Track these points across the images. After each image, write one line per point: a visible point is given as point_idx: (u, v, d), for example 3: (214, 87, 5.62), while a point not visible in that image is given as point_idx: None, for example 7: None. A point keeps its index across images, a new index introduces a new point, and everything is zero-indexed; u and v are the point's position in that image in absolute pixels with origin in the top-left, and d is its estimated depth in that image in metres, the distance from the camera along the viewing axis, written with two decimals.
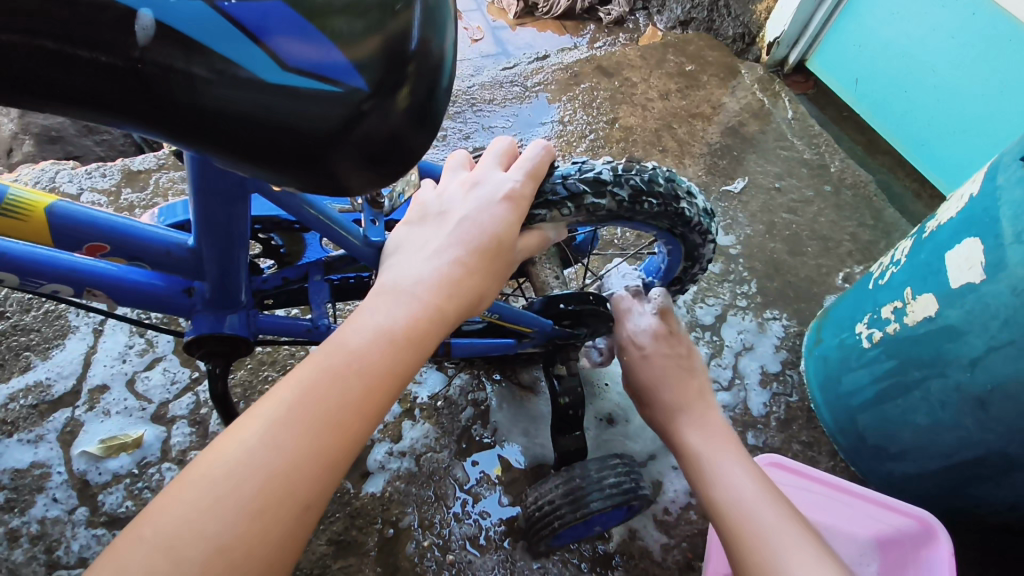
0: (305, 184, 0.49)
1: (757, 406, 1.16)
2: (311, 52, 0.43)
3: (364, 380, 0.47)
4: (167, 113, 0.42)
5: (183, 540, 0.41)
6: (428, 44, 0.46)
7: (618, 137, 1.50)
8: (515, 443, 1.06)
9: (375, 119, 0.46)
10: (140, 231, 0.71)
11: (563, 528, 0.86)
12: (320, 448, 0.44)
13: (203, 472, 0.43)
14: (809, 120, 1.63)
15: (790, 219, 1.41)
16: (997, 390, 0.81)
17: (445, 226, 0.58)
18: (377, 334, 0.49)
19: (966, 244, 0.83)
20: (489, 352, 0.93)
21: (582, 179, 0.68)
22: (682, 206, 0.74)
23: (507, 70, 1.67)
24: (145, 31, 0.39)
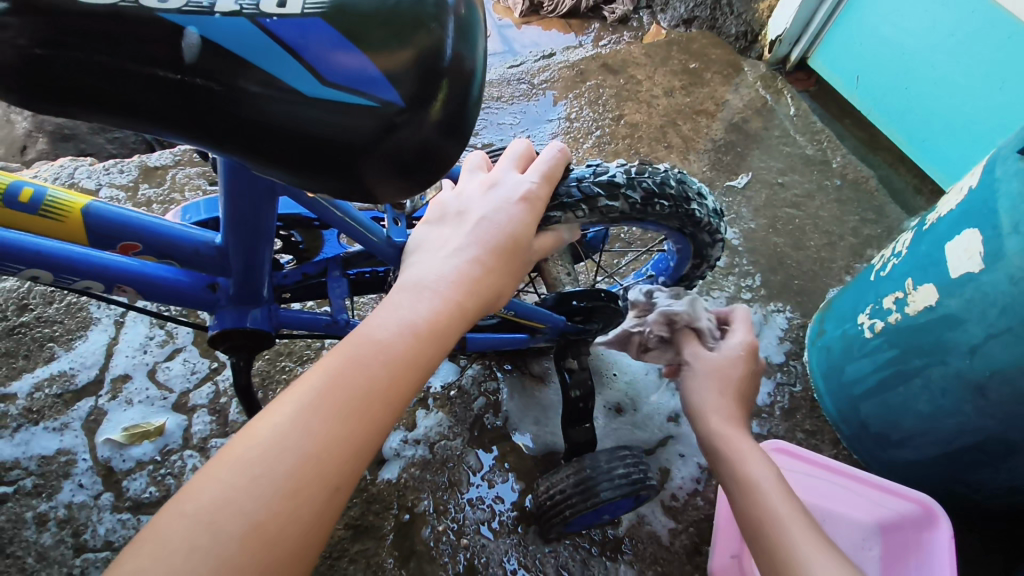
0: (339, 190, 0.52)
1: (761, 396, 1.19)
2: (348, 65, 0.45)
3: (389, 370, 0.50)
4: (209, 121, 0.45)
5: (223, 515, 0.42)
6: (462, 59, 0.48)
7: (624, 133, 1.53)
8: (526, 431, 1.09)
9: (407, 131, 0.48)
10: (170, 229, 0.73)
11: (575, 516, 0.88)
12: (349, 433, 0.47)
13: (240, 452, 0.45)
14: (811, 116, 1.65)
15: (793, 214, 1.44)
16: (995, 376, 0.84)
17: (465, 225, 0.61)
18: (401, 328, 0.52)
19: (966, 235, 0.86)
20: (502, 345, 0.96)
21: (596, 183, 0.70)
22: (693, 207, 0.77)
23: (513, 68, 1.70)
24: (192, 49, 0.43)
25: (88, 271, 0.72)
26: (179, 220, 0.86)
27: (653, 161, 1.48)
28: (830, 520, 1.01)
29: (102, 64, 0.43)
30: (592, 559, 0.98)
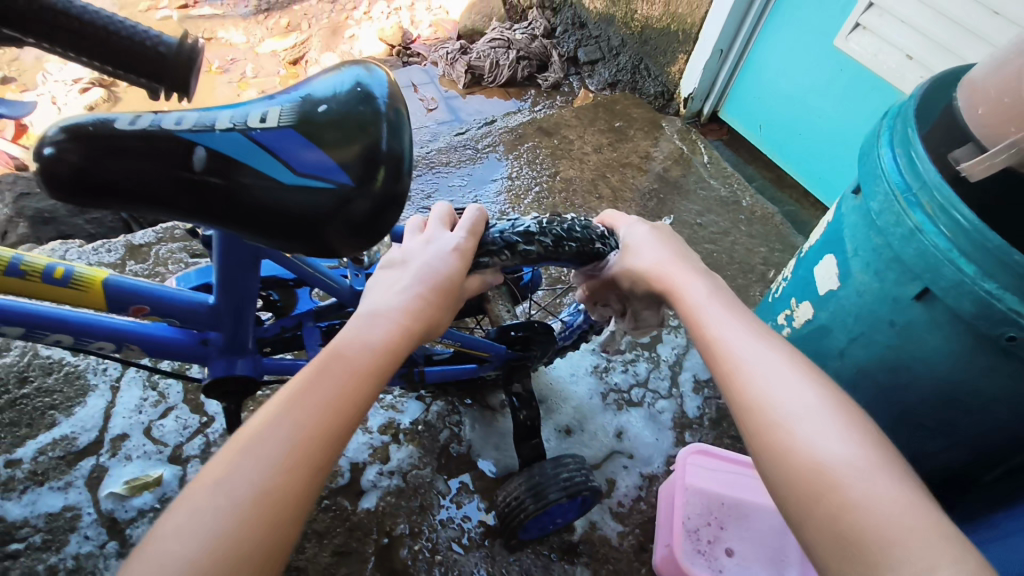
0: (312, 250, 0.68)
1: (691, 410, 1.35)
2: (312, 159, 0.63)
3: (355, 376, 0.64)
4: (214, 206, 0.63)
5: (235, 488, 0.56)
6: (392, 144, 0.64)
7: (560, 188, 1.74)
8: (488, 457, 1.23)
9: (359, 202, 0.64)
10: (171, 295, 0.87)
11: (528, 519, 1.02)
12: (327, 424, 0.61)
13: (243, 442, 0.58)
14: (723, 163, 1.89)
15: (711, 248, 1.65)
16: (862, 372, 1.02)
17: (409, 270, 0.76)
18: (363, 345, 0.66)
19: (826, 260, 1.06)
20: (455, 376, 1.11)
21: (515, 233, 0.88)
22: (598, 246, 0.91)
23: (460, 136, 1.90)
24: (200, 159, 0.61)
25: (102, 333, 0.86)
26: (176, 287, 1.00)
27: (587, 210, 1.68)
28: (752, 511, 1.16)
29: (140, 171, 0.60)
30: (551, 563, 1.12)
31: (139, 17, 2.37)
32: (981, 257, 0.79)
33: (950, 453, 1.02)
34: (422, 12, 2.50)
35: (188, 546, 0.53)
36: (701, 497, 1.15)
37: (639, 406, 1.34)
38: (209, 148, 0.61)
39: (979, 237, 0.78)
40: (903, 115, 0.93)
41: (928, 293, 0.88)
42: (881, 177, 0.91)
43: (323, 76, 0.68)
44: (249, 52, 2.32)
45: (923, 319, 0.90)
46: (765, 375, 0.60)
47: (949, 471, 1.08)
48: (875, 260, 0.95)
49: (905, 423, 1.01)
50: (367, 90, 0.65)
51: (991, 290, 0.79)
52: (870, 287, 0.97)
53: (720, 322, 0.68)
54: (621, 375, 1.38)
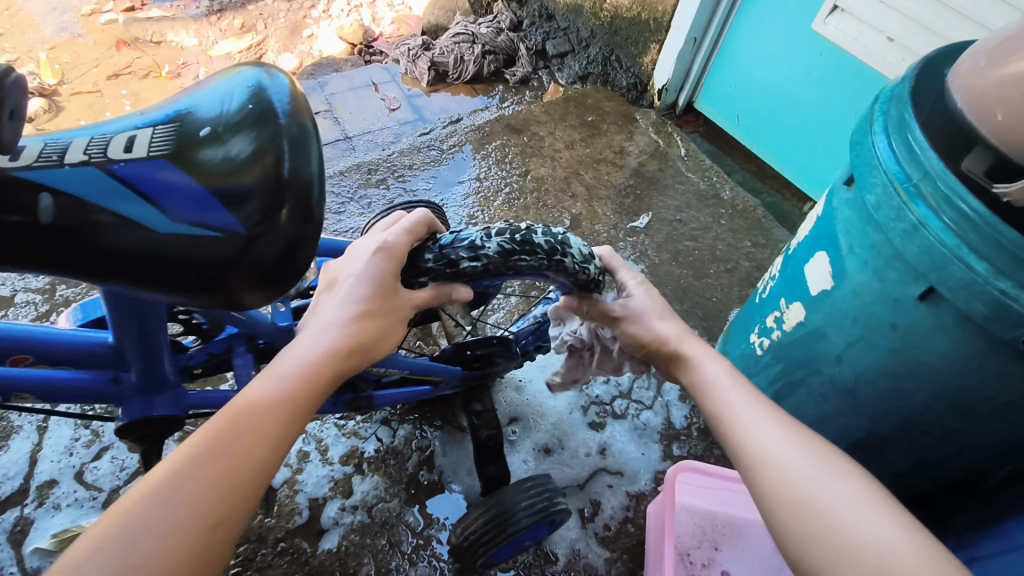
0: (209, 301, 0.59)
1: (678, 419, 1.26)
2: (189, 199, 0.54)
3: (314, 385, 0.59)
4: (74, 257, 0.54)
5: (170, 502, 0.49)
6: (298, 170, 0.55)
7: (531, 187, 1.64)
8: (462, 483, 1.13)
9: (262, 241, 0.55)
10: (58, 337, 0.77)
11: (490, 552, 0.94)
12: (241, 474, 0.52)
13: (190, 449, 0.52)
14: (700, 156, 1.81)
15: (692, 246, 1.56)
16: (861, 379, 0.94)
17: (338, 287, 0.66)
18: (322, 347, 0.61)
19: (818, 258, 0.98)
20: (408, 398, 1.01)
21: (457, 247, 0.73)
22: (465, 262, 0.73)
23: (423, 136, 1.77)
24: (47, 209, 0.52)
25: None
26: (69, 323, 0.89)
27: (560, 211, 1.59)
28: (748, 529, 1.07)
29: None
30: None
31: (82, 22, 2.22)
32: (993, 253, 0.70)
33: (956, 460, 0.94)
34: (383, 9, 2.38)
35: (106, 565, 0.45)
36: (691, 519, 1.06)
37: (623, 418, 1.24)
38: (58, 192, 0.52)
39: (989, 230, 0.70)
40: (899, 99, 0.84)
41: (934, 293, 0.79)
42: (876, 168, 0.83)
43: (215, 85, 0.59)
44: (201, 54, 2.18)
45: (929, 322, 0.82)
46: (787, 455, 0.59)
47: (957, 477, 1.00)
48: (872, 258, 0.86)
49: (908, 430, 0.93)
50: (265, 104, 0.56)
51: (1005, 290, 0.70)
52: (868, 287, 0.88)
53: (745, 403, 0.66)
54: (603, 386, 1.28)
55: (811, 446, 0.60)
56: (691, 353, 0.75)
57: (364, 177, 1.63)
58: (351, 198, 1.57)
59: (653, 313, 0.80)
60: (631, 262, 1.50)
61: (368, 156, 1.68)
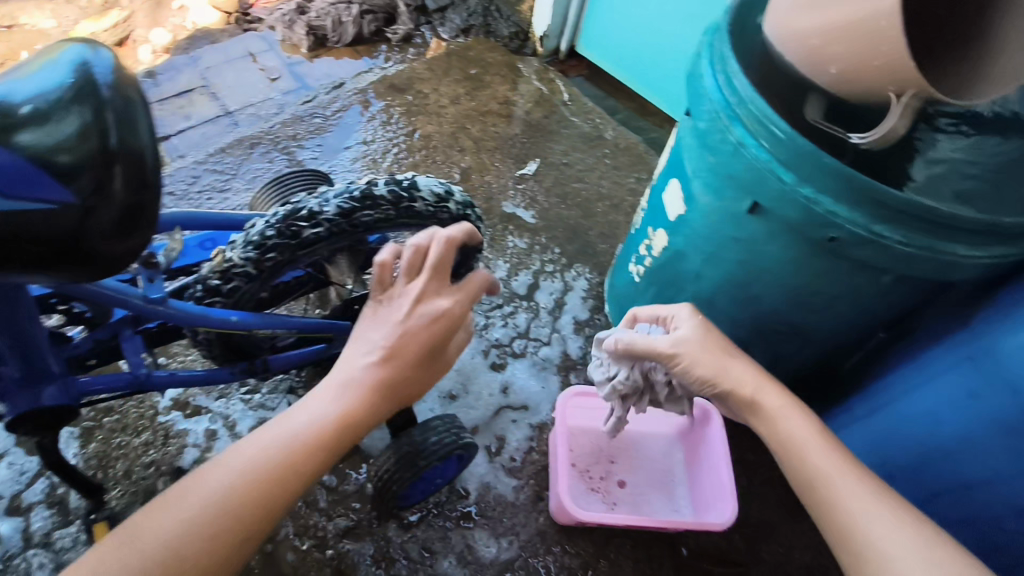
0: (67, 275, 0.58)
1: (574, 351, 1.34)
2: (20, 177, 0.53)
3: (336, 426, 0.66)
4: None
5: (194, 508, 0.60)
6: (127, 141, 0.55)
7: (420, 146, 1.65)
8: (372, 437, 1.18)
9: (102, 208, 0.55)
10: None
11: (402, 489, 1.00)
12: (247, 509, 0.61)
13: (212, 471, 0.62)
14: (583, 99, 1.87)
15: (579, 187, 1.63)
16: (716, 292, 1.04)
17: (384, 325, 0.72)
18: (343, 391, 0.68)
19: (672, 186, 1.05)
20: (304, 359, 1.02)
21: (297, 219, 0.82)
22: (308, 231, 0.82)
23: (306, 104, 1.73)
24: None
25: None
26: None
27: (450, 166, 1.62)
28: (640, 441, 1.18)
29: None
30: (446, 534, 1.10)
31: None
32: (797, 164, 0.79)
33: (804, 353, 1.07)
34: None
35: (140, 551, 0.57)
36: (587, 433, 1.17)
37: (522, 357, 1.32)
38: None
39: (792, 145, 0.78)
40: (720, 30, 0.91)
41: (759, 207, 0.88)
42: (705, 97, 0.90)
43: (38, 68, 0.58)
44: (57, 37, 2.04)
45: (761, 232, 0.91)
46: (839, 472, 0.69)
47: (808, 367, 1.13)
48: (710, 181, 0.94)
49: (760, 331, 1.04)
50: (87, 75, 0.56)
51: (808, 195, 0.80)
52: (710, 207, 0.96)
53: (786, 413, 0.76)
54: (502, 330, 1.35)
55: (843, 454, 0.71)
56: (716, 358, 0.82)
57: (247, 152, 1.59)
58: (235, 175, 1.54)
59: (708, 350, 0.83)
60: (522, 209, 1.56)
61: (250, 130, 1.64)
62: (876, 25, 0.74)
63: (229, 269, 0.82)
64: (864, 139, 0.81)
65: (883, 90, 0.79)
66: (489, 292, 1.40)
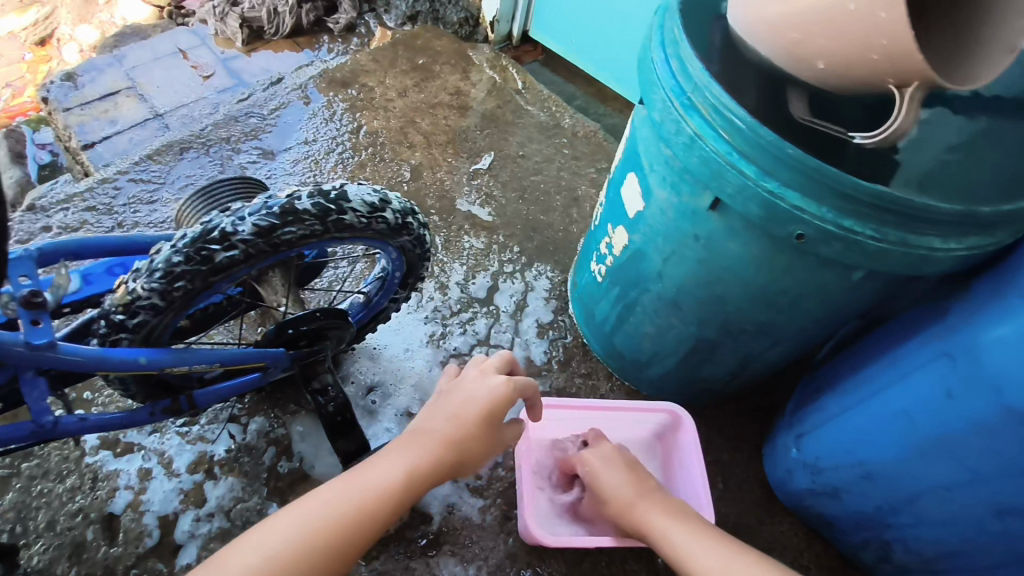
0: None
1: (538, 357, 1.27)
2: None
3: (385, 501, 0.76)
4: None
5: (257, 551, 0.68)
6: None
7: (366, 143, 1.55)
8: (324, 464, 1.09)
9: None
10: None
11: None
12: (325, 549, 0.71)
13: (279, 523, 0.71)
14: (538, 86, 1.78)
15: (537, 180, 1.55)
16: (681, 292, 0.97)
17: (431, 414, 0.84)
18: (394, 469, 0.78)
19: (629, 180, 0.98)
20: (235, 391, 0.94)
21: (209, 240, 0.73)
22: (223, 255, 0.74)
23: (242, 103, 1.61)
24: None
25: None
26: None
27: (399, 163, 1.52)
28: None
29: None
30: (408, 564, 1.02)
31: None
32: (759, 156, 0.73)
33: (776, 350, 1.01)
34: None
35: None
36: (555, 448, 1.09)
37: None
38: None
39: (753, 136, 0.72)
40: (671, 11, 0.84)
41: (720, 202, 0.82)
42: (657, 85, 0.83)
43: None
44: None
45: (722, 229, 0.84)
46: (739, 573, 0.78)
47: (781, 364, 1.08)
48: (668, 175, 0.88)
49: (729, 331, 0.98)
50: None
51: (772, 189, 0.73)
52: (670, 203, 0.90)
53: (686, 535, 0.85)
54: (461, 338, 1.27)
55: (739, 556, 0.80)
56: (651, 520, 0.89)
57: (176, 158, 1.47)
58: (165, 183, 1.42)
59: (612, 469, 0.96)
60: (478, 207, 1.47)
61: (179, 133, 1.51)
62: (871, 16, 0.66)
63: (133, 302, 0.73)
64: (869, 138, 0.71)
65: (883, 83, 0.70)
66: (444, 298, 1.32)
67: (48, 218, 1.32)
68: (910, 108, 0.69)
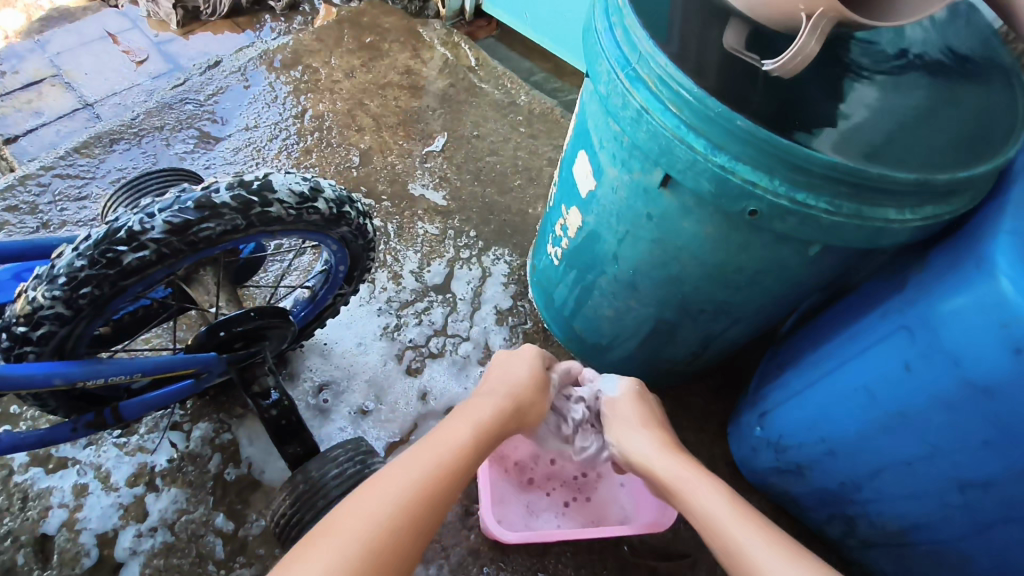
0: None
1: (497, 344, 1.23)
2: None
3: (449, 467, 0.74)
4: None
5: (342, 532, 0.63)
6: None
7: (311, 128, 1.48)
8: (274, 468, 1.04)
9: None
10: None
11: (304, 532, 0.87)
12: (410, 517, 0.67)
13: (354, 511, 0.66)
14: (492, 63, 1.71)
15: (493, 160, 1.49)
16: (638, 273, 0.94)
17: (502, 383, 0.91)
18: (459, 432, 0.80)
19: (580, 158, 0.93)
20: (165, 401, 0.88)
21: (115, 241, 0.66)
22: (131, 257, 0.67)
23: (177, 88, 1.51)
24: None
25: None
26: None
27: (347, 148, 1.45)
28: None
29: None
30: None
31: None
32: (709, 129, 0.69)
33: (735, 329, 0.98)
34: None
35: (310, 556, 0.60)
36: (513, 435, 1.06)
37: (441, 357, 1.20)
38: None
39: (701, 108, 0.68)
40: None
41: (671, 179, 0.77)
42: (602, 56, 0.78)
43: None
44: None
45: (674, 208, 0.80)
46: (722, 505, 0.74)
47: (742, 342, 1.05)
48: (618, 152, 0.83)
49: (688, 312, 0.95)
50: None
51: (723, 164, 0.69)
52: (621, 181, 0.85)
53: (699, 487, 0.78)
54: (417, 329, 1.22)
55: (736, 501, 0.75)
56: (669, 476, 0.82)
57: (106, 150, 1.38)
58: (93, 178, 1.33)
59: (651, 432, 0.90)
60: (431, 191, 1.41)
61: (108, 123, 1.42)
62: None
63: (35, 311, 0.67)
64: (776, 62, 0.70)
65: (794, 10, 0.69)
66: (398, 289, 1.26)
67: None
68: (817, 35, 0.69)
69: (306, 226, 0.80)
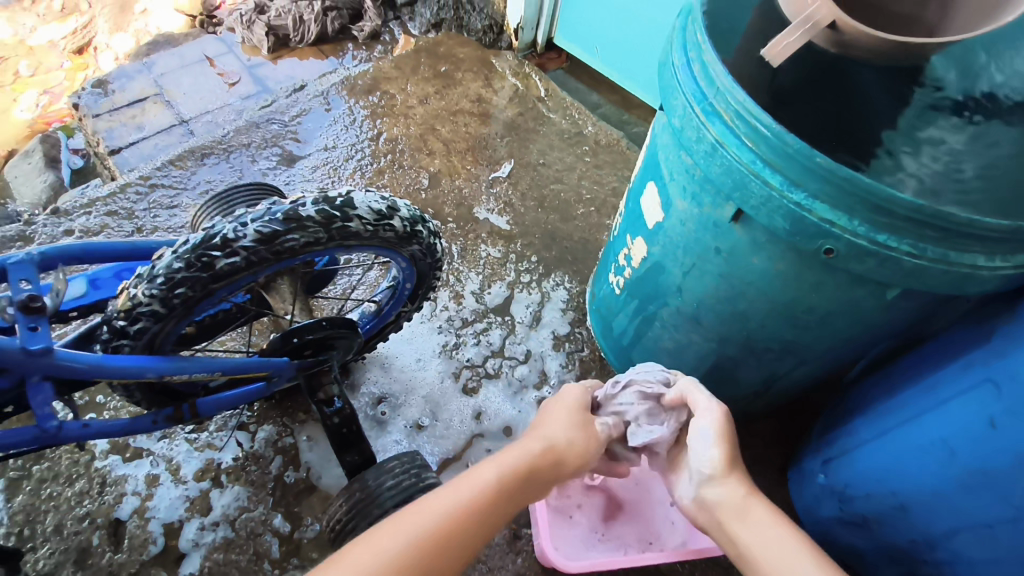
0: None
1: (553, 369, 1.24)
2: None
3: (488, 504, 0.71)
4: None
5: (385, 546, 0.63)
6: None
7: (385, 150, 1.54)
8: (331, 474, 1.07)
9: None
10: None
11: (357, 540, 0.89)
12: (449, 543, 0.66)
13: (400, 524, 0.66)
14: (561, 94, 1.75)
15: (558, 188, 1.52)
16: (701, 307, 0.93)
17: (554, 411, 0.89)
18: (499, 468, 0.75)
19: (649, 189, 0.94)
20: (237, 402, 0.92)
21: (210, 246, 0.71)
22: (222, 262, 0.72)
23: (264, 109, 1.61)
24: None
25: None
26: None
27: (418, 171, 1.51)
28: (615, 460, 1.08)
29: None
30: None
31: None
32: (786, 165, 0.68)
33: (801, 370, 0.96)
34: None
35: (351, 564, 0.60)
36: None
37: (497, 378, 1.21)
38: None
39: (779, 145, 0.68)
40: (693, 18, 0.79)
41: (743, 214, 0.77)
42: (678, 90, 0.79)
43: None
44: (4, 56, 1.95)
45: (745, 243, 0.80)
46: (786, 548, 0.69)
47: (807, 384, 1.02)
48: (689, 185, 0.83)
49: (753, 349, 0.93)
50: None
51: (799, 202, 0.69)
52: (690, 214, 0.85)
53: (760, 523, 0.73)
54: (474, 349, 1.24)
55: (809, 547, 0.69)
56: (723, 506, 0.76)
57: (197, 163, 1.48)
58: (184, 188, 1.43)
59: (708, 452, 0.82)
60: (495, 215, 1.45)
61: (201, 138, 1.52)
62: None
63: (134, 308, 0.72)
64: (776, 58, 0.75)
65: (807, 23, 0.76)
66: (458, 309, 1.29)
67: (70, 222, 1.35)
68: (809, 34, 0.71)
69: (381, 241, 0.83)
